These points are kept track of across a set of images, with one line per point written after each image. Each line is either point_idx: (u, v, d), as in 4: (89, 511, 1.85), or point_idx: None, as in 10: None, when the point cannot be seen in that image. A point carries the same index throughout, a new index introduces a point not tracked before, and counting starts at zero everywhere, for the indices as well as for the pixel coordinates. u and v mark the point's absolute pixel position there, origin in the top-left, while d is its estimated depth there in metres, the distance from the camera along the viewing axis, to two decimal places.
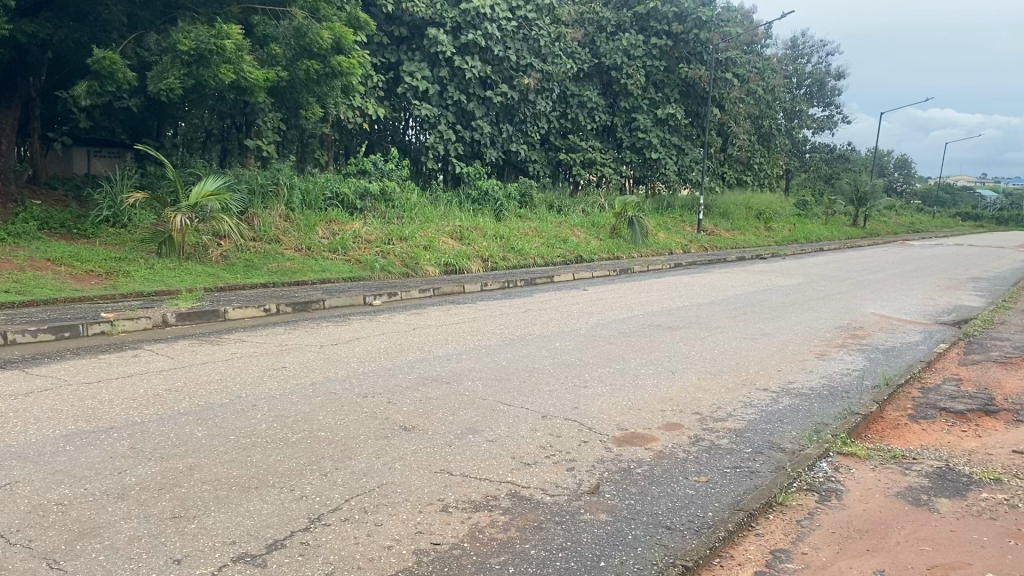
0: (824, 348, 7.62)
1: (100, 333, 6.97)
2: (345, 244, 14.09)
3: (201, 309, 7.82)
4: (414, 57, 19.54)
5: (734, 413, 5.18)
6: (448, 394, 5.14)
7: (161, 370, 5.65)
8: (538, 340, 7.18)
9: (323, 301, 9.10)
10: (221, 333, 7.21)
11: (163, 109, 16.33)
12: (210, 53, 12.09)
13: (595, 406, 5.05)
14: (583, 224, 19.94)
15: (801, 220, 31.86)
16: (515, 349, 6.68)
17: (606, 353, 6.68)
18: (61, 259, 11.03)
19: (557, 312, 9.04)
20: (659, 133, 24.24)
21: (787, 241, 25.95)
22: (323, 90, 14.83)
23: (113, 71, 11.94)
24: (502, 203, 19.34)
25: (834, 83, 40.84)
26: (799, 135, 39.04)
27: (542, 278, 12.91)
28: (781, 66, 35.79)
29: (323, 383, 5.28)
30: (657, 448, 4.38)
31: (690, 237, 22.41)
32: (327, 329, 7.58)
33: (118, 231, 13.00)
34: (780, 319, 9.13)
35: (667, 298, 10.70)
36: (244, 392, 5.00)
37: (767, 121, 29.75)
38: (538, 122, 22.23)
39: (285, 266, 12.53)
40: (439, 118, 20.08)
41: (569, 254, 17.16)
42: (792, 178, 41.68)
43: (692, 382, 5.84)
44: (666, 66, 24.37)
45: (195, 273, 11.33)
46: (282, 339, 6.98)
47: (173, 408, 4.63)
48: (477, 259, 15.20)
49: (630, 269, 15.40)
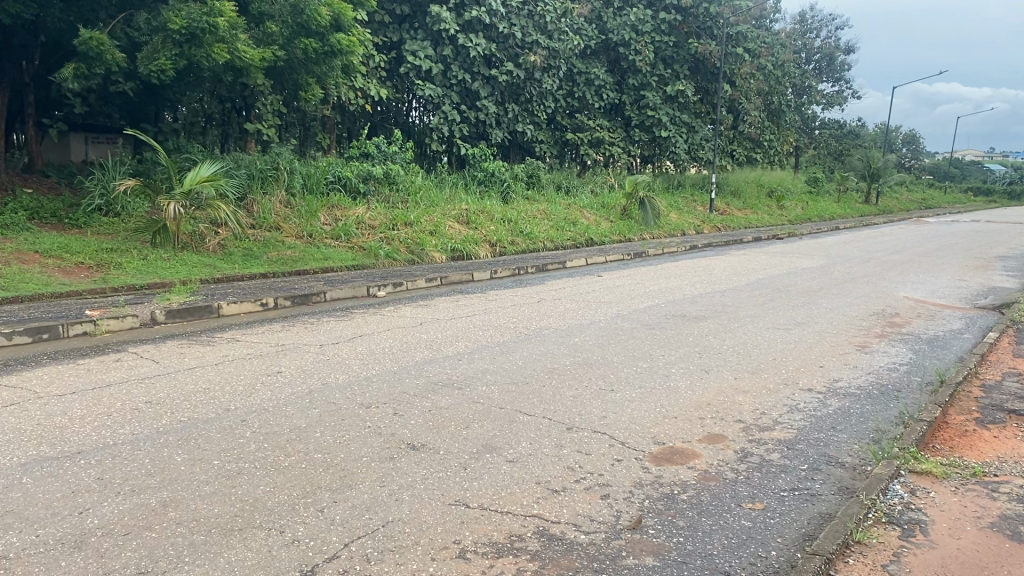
0: (864, 339, 7.07)
1: (82, 334, 6.44)
2: (348, 230, 13.53)
3: (193, 305, 7.28)
4: (417, 35, 18.90)
5: (780, 420, 4.65)
6: (461, 402, 4.61)
7: (144, 377, 5.13)
8: (555, 335, 6.64)
9: (324, 293, 8.55)
10: (214, 332, 6.68)
11: (157, 93, 15.75)
12: (202, 32, 11.45)
13: (626, 415, 4.51)
14: (593, 206, 19.35)
15: (813, 198, 31.15)
16: (531, 346, 6.14)
17: (631, 349, 6.14)
18: (49, 251, 10.51)
19: (573, 302, 8.48)
20: (669, 111, 23.57)
21: (801, 220, 25.30)
22: (323, 70, 14.26)
23: (101, 52, 11.36)
24: (509, 185, 18.76)
25: (844, 58, 39.88)
26: (808, 111, 38.22)
27: (554, 263, 12.34)
28: (790, 41, 34.96)
29: (321, 391, 4.76)
30: (700, 466, 3.85)
31: (702, 217, 21.79)
32: (327, 325, 7.05)
33: (111, 220, 12.47)
34: (812, 306, 8.56)
35: (687, 284, 10.13)
36: (233, 404, 4.47)
37: (778, 98, 28.99)
38: (544, 101, 21.57)
39: (286, 254, 12.00)
40: (443, 98, 19.47)
41: (579, 237, 16.59)
42: (801, 155, 40.86)
43: (729, 383, 5.31)
44: (674, 41, 23.66)
45: (191, 264, 10.79)
46: (279, 337, 6.45)
47: (152, 425, 4.10)
48: (485, 244, 14.65)
49: (644, 253, 14.84)
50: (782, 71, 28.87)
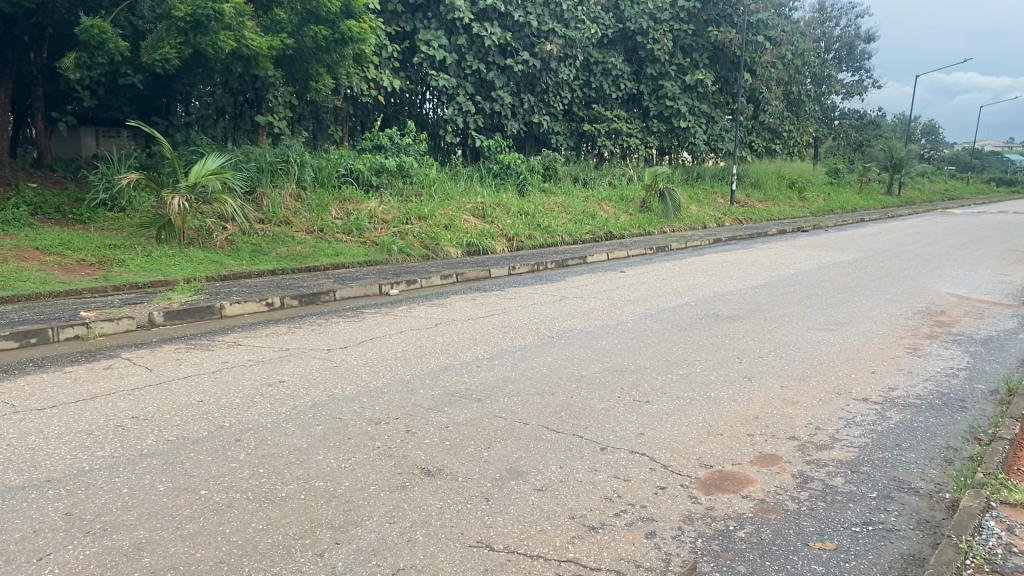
0: (914, 340, 6.55)
1: (73, 338, 6.02)
2: (360, 225, 13.08)
3: (194, 306, 6.84)
4: (430, 25, 18.43)
5: (838, 437, 4.16)
6: (481, 418, 4.14)
7: (135, 387, 4.68)
8: (582, 337, 6.15)
9: (334, 292, 8.09)
10: (214, 335, 6.24)
11: (166, 85, 15.34)
12: (208, 19, 10.96)
13: (666, 433, 4.03)
14: (612, 199, 18.84)
15: (834, 189, 30.44)
16: (555, 350, 5.66)
17: (664, 354, 5.65)
18: (50, 247, 10.12)
19: (598, 301, 7.99)
20: (688, 101, 22.96)
21: (824, 212, 24.67)
22: (333, 58, 13.81)
23: (103, 40, 10.94)
24: (525, 177, 18.27)
25: (864, 47, 39.05)
26: (828, 101, 37.40)
27: (573, 258, 11.85)
28: (810, 30, 34.14)
29: (325, 406, 4.30)
30: (757, 496, 3.37)
31: (723, 210, 21.21)
32: (336, 327, 6.59)
33: (116, 215, 12.07)
34: (851, 305, 8.03)
35: (716, 280, 9.63)
36: (228, 421, 4.02)
37: (798, 88, 28.29)
38: (561, 91, 21.03)
39: (295, 250, 11.55)
40: (458, 89, 18.99)
41: (598, 230, 16.08)
42: (821, 146, 40.08)
43: (777, 394, 4.81)
44: (694, 29, 23.04)
45: (198, 260, 10.37)
46: (283, 341, 6.00)
47: (136, 446, 3.65)
48: (501, 238, 14.17)
49: (667, 247, 14.29)
50: (803, 60, 28.15)
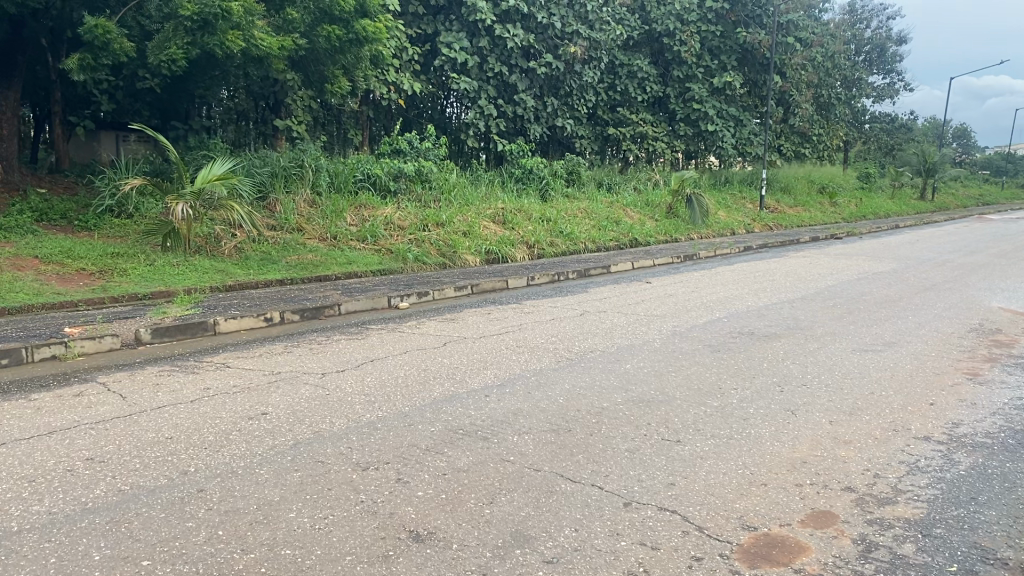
0: (973, 364, 5.91)
1: (50, 358, 5.53)
2: (375, 232, 12.59)
3: (184, 322, 6.33)
4: (451, 27, 17.98)
5: (903, 489, 3.56)
6: (486, 462, 3.59)
7: (100, 420, 4.17)
8: (604, 359, 5.57)
9: (338, 306, 7.57)
10: (203, 355, 5.73)
11: (180, 89, 14.96)
12: (215, 18, 10.50)
13: (700, 484, 3.46)
14: (637, 205, 18.23)
15: (866, 195, 29.57)
16: (573, 376, 5.08)
17: (696, 381, 5.06)
18: (50, 255, 9.71)
19: (622, 316, 7.40)
20: (716, 103, 22.25)
21: (856, 218, 23.88)
22: (348, 60, 13.37)
23: (107, 41, 10.51)
24: (548, 182, 17.70)
25: (896, 49, 38.06)
26: (859, 104, 36.45)
27: (596, 267, 11.25)
28: (841, 32, 33.27)
29: (309, 446, 3.76)
30: (813, 571, 2.79)
31: (752, 216, 20.54)
32: (338, 346, 6.07)
33: (122, 222, 11.66)
34: (898, 321, 7.39)
35: (749, 293, 9.02)
36: (195, 465, 3.50)
37: (829, 91, 27.49)
38: (585, 94, 20.43)
39: (306, 259, 11.07)
40: (479, 92, 18.48)
41: (622, 237, 15.49)
42: (851, 150, 39.11)
43: (825, 435, 4.21)
44: (722, 31, 22.33)
45: (203, 270, 9.92)
46: (277, 364, 5.47)
47: (80, 499, 3.13)
48: (522, 246, 13.62)
49: (696, 255, 13.65)
50: (834, 62, 27.34)
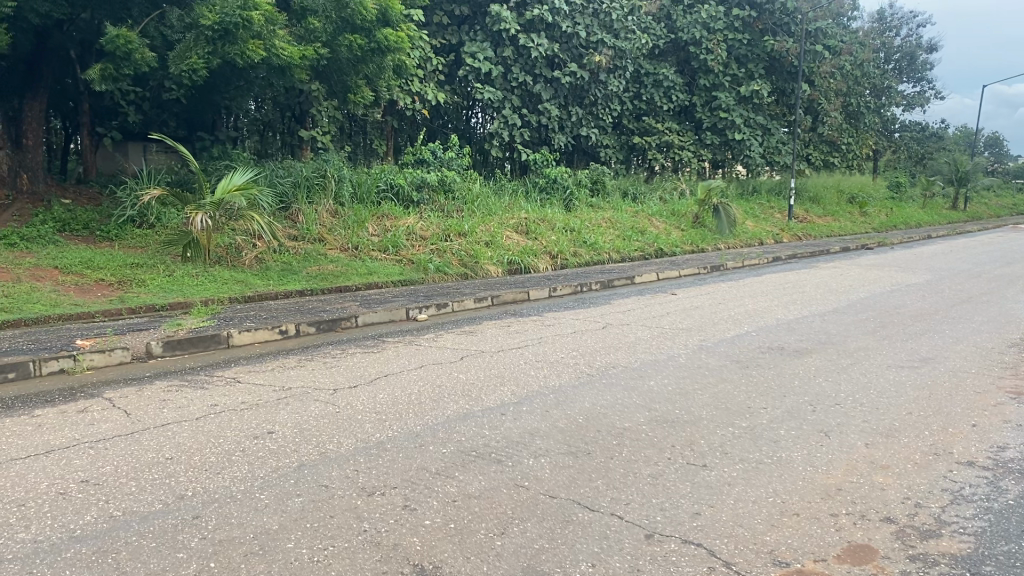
0: (1016, 381, 5.62)
1: (58, 372, 5.41)
2: (397, 242, 12.45)
3: (197, 335, 6.19)
4: (476, 36, 17.88)
5: (947, 520, 3.31)
6: (499, 487, 3.38)
7: (101, 438, 4.02)
8: (627, 376, 5.35)
9: (355, 318, 7.41)
10: (214, 370, 5.58)
11: (204, 99, 14.95)
12: (236, 28, 10.46)
13: (727, 514, 3.23)
14: (662, 214, 17.99)
15: (897, 204, 29.07)
16: (593, 394, 4.86)
17: (723, 400, 4.82)
18: (69, 266, 9.66)
19: (646, 329, 7.16)
20: (744, 112, 21.88)
21: (886, 228, 23.45)
22: (370, 70, 13.29)
23: (128, 51, 10.46)
24: (572, 192, 17.51)
25: (926, 56, 37.47)
26: (889, 113, 35.90)
27: (621, 278, 11.03)
28: (870, 41, 32.79)
29: (314, 469, 3.58)
30: None
31: (781, 225, 20.21)
32: (352, 360, 5.90)
33: (143, 232, 11.62)
34: (934, 336, 7.08)
35: (779, 306, 8.74)
36: (193, 490, 3.33)
37: (859, 100, 27.04)
38: (610, 103, 20.21)
39: (327, 269, 10.96)
40: (504, 102, 18.33)
41: (647, 247, 15.25)
42: (880, 158, 38.54)
43: (860, 460, 3.96)
44: (749, 39, 21.93)
45: (222, 281, 9.81)
46: (288, 379, 5.31)
47: (69, 526, 2.97)
48: (545, 256, 13.43)
49: (724, 266, 13.37)
50: (863, 69, 26.91)
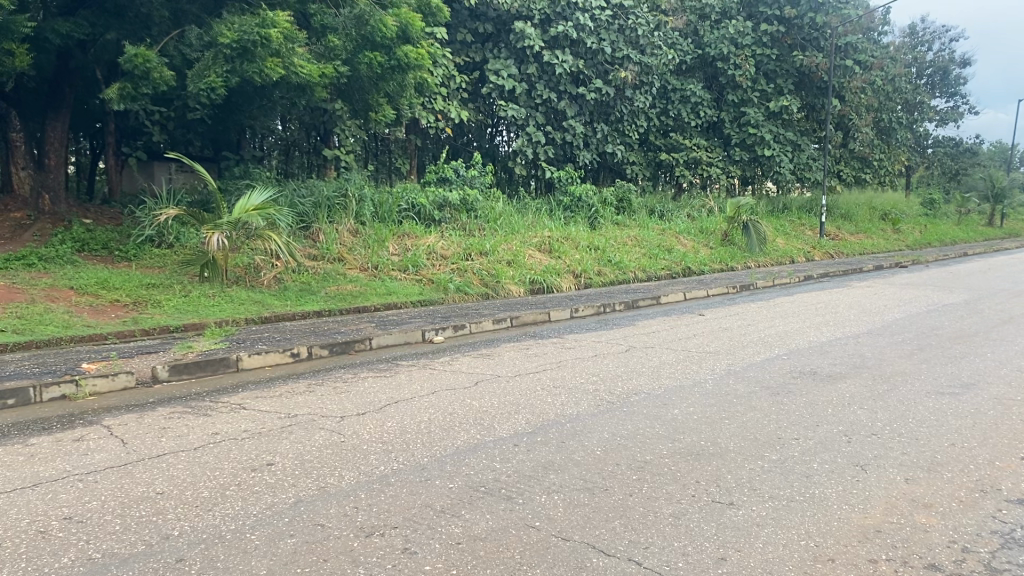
0: None
1: (59, 398, 5.25)
2: (418, 261, 12.25)
3: (205, 359, 6.00)
4: (500, 54, 17.79)
5: (999, 568, 3.00)
6: (507, 528, 3.13)
7: (92, 470, 3.83)
8: (650, 403, 5.07)
9: (369, 340, 7.19)
10: (220, 395, 5.38)
11: (226, 119, 14.94)
12: (255, 45, 10.39)
13: (755, 559, 2.96)
14: (689, 232, 17.68)
15: (931, 222, 28.47)
16: (613, 423, 4.59)
17: (752, 431, 4.53)
18: (85, 287, 9.58)
19: (670, 353, 6.87)
20: (772, 128, 21.46)
21: (920, 245, 22.93)
22: (392, 87, 13.18)
23: (147, 70, 10.43)
24: (597, 210, 17.26)
25: (959, 72, 36.85)
26: (921, 129, 35.30)
27: (646, 298, 10.74)
28: (902, 56, 32.30)
29: (310, 506, 3.35)
30: None
31: (812, 243, 19.80)
32: (363, 385, 5.68)
33: (162, 252, 11.53)
34: (975, 360, 6.73)
35: (811, 327, 8.41)
36: (180, 529, 3.12)
37: (891, 115, 26.55)
38: (636, 120, 19.98)
39: (346, 289, 10.79)
40: (528, 119, 18.16)
41: (674, 266, 14.95)
42: (912, 176, 37.89)
43: (901, 498, 3.66)
44: (778, 54, 21.53)
45: (238, 301, 9.66)
46: (295, 405, 5.10)
47: (41, 570, 2.76)
48: (568, 275, 13.17)
49: (753, 285, 13.02)
50: (894, 85, 26.45)
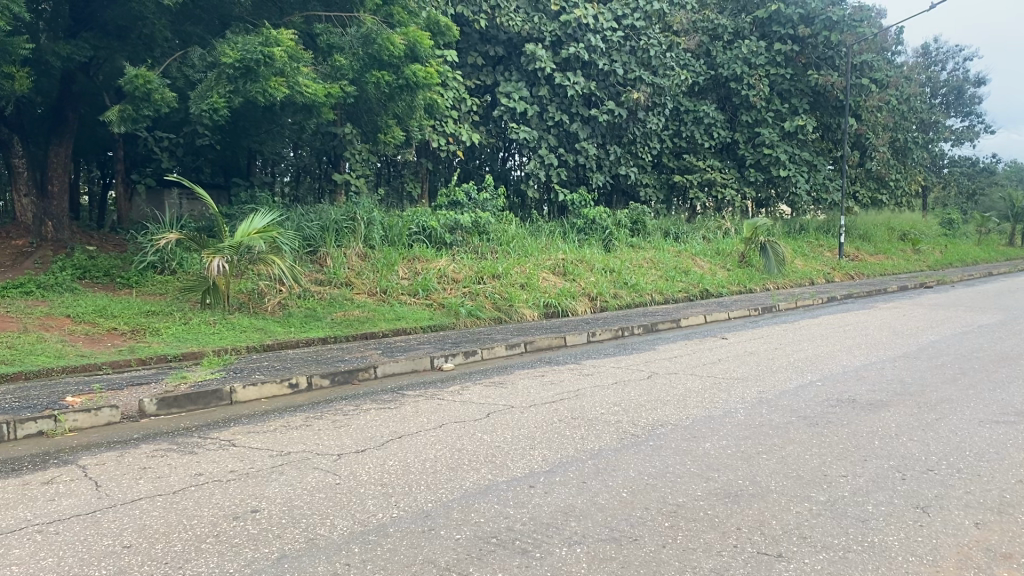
0: None
1: (36, 435, 4.84)
2: (427, 285, 11.85)
3: (197, 391, 5.59)
4: (511, 76, 17.52)
5: None
6: None
7: (57, 518, 3.42)
8: (678, 436, 4.62)
9: (374, 368, 6.78)
10: (209, 431, 4.96)
11: (233, 143, 14.66)
12: (258, 65, 10.09)
13: None
14: (706, 254, 17.24)
15: (951, 241, 27.94)
16: (639, 459, 4.14)
17: (793, 468, 4.07)
18: (82, 314, 9.24)
19: (696, 379, 6.41)
20: (788, 148, 20.89)
21: (942, 266, 22.42)
22: (401, 109, 12.86)
23: (148, 91, 10.15)
24: (612, 232, 16.85)
25: (975, 91, 36.42)
26: (938, 149, 34.82)
27: (665, 321, 10.28)
28: (916, 76, 31.91)
29: (295, 563, 2.92)
30: None
31: (832, 264, 19.30)
32: (365, 418, 5.26)
33: (164, 279, 11.19)
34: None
35: (842, 351, 7.92)
36: None
37: (908, 135, 25.99)
38: (649, 141, 19.60)
39: (352, 315, 10.39)
40: (540, 141, 17.83)
41: (692, 288, 14.51)
42: (930, 196, 37.35)
43: (972, 547, 3.19)
44: (792, 74, 21.05)
45: (241, 329, 9.27)
46: (289, 441, 4.67)
47: None
48: (583, 298, 12.75)
49: (775, 307, 12.54)
50: (910, 104, 26.04)
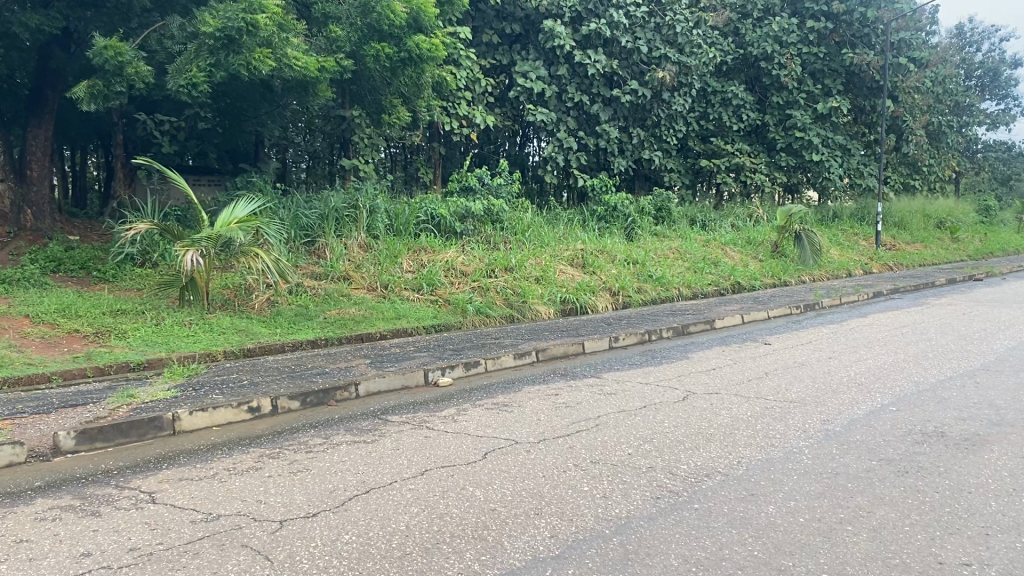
0: None
1: None
2: (433, 278, 10.77)
3: (130, 420, 4.55)
4: (528, 55, 16.35)
5: None
6: None
7: None
8: (734, 494, 3.51)
9: (356, 386, 5.70)
10: (127, 478, 3.89)
11: (229, 125, 13.64)
12: (240, 34, 9.03)
13: None
14: (736, 243, 16.04)
15: (990, 229, 26.49)
16: (683, 537, 3.04)
17: (897, 554, 2.95)
18: (43, 314, 8.24)
19: (743, 402, 5.29)
20: (822, 131, 19.55)
21: (984, 256, 21.05)
22: (405, 86, 11.76)
23: (120, 64, 9.11)
24: (635, 220, 15.68)
25: (1010, 72, 34.60)
26: (972, 132, 33.13)
27: (698, 323, 9.13)
28: (951, 58, 30.26)
29: None
30: None
31: (869, 254, 18.04)
32: (330, 458, 4.19)
33: (143, 273, 10.19)
34: None
35: (908, 362, 6.74)
36: None
37: (944, 117, 24.52)
38: (675, 125, 18.35)
39: (348, 313, 9.32)
40: (558, 124, 16.70)
41: (721, 280, 13.35)
42: (961, 181, 35.66)
43: None
44: (826, 52, 19.68)
45: (220, 330, 8.24)
46: (220, 497, 3.60)
47: None
48: (604, 293, 11.62)
49: (817, 304, 11.33)
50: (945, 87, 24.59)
